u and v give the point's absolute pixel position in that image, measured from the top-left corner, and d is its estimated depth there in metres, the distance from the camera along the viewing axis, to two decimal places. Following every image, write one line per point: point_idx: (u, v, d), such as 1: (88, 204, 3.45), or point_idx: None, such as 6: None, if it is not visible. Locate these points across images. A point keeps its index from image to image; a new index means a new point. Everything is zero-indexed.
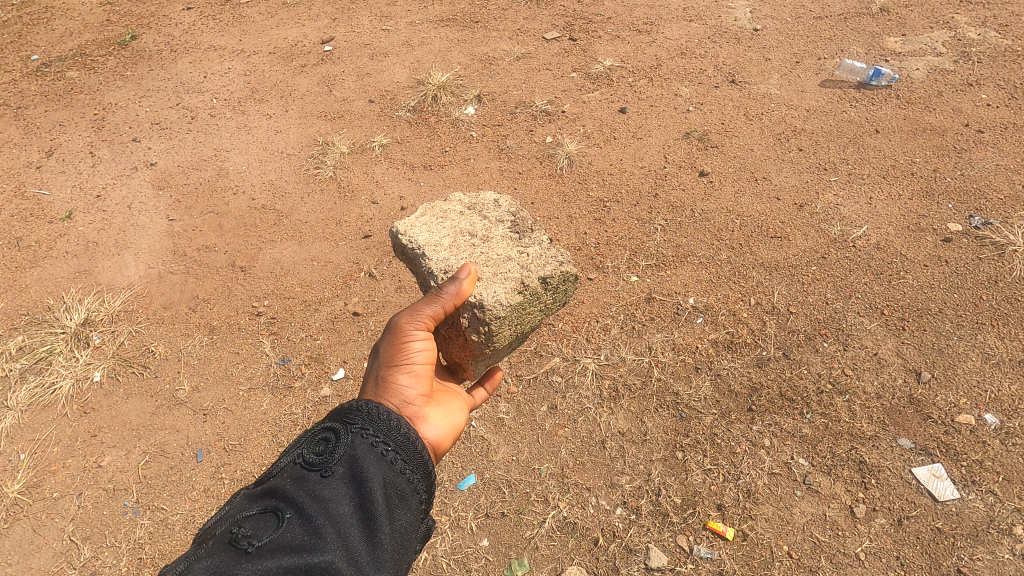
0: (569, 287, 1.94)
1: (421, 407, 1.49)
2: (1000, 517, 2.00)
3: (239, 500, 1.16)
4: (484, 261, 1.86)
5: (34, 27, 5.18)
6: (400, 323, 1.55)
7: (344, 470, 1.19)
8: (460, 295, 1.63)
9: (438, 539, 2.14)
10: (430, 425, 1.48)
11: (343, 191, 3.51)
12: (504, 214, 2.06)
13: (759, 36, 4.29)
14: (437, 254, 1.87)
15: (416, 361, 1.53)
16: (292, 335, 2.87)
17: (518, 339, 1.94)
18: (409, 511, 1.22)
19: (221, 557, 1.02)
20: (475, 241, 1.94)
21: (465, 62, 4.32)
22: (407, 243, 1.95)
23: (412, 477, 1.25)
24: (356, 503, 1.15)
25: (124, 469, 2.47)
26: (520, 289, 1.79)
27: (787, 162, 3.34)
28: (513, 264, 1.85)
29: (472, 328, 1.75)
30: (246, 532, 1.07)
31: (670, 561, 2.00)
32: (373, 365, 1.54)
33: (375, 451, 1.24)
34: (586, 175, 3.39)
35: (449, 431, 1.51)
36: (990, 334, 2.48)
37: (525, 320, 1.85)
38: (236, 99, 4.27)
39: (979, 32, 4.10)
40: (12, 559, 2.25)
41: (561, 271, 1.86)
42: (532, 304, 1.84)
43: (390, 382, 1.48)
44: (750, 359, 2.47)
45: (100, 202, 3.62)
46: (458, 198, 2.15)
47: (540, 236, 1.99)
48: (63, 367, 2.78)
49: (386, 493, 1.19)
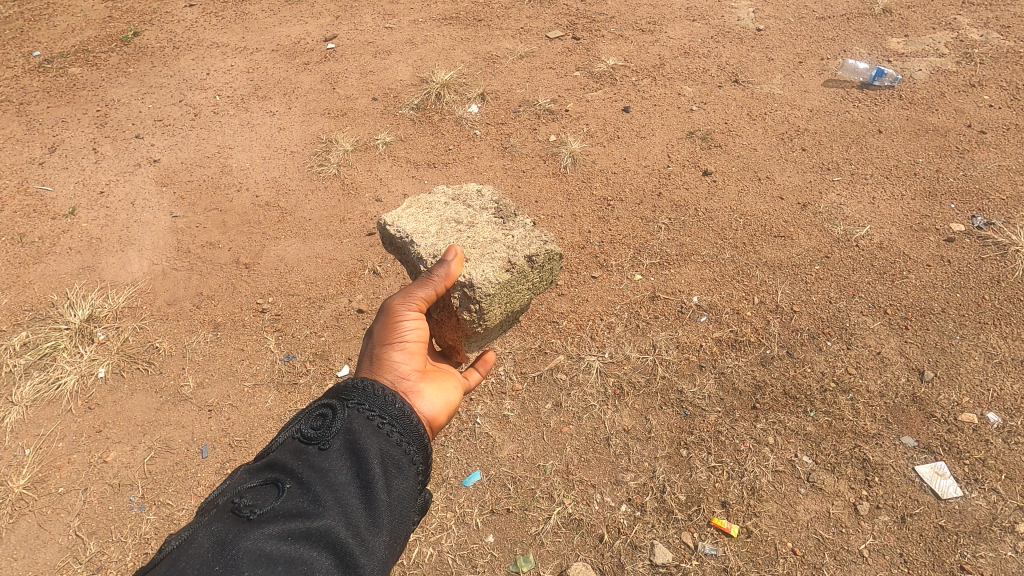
0: (554, 265, 2.02)
1: (415, 381, 1.45)
2: (1002, 515, 2.01)
3: (240, 472, 1.17)
4: (471, 244, 1.91)
5: (35, 23, 5.18)
6: (392, 304, 1.58)
7: (342, 443, 1.20)
8: (449, 277, 1.66)
9: (443, 534, 2.16)
10: (425, 400, 1.44)
11: (348, 188, 3.52)
12: (487, 201, 2.10)
13: (762, 36, 4.30)
14: (425, 241, 1.90)
15: (408, 339, 1.52)
16: (297, 331, 2.88)
17: (508, 319, 1.99)
18: (406, 481, 1.23)
19: (224, 524, 1.03)
20: (461, 227, 1.98)
21: (468, 60, 4.33)
22: (395, 233, 1.97)
23: (409, 449, 1.26)
24: (354, 472, 1.16)
25: (129, 465, 2.48)
26: (506, 268, 1.86)
27: (790, 162, 3.35)
28: (499, 246, 1.91)
29: (463, 307, 1.79)
30: (246, 501, 1.08)
31: (675, 558, 2.01)
32: (367, 345, 1.53)
33: (371, 423, 1.25)
34: (590, 174, 3.40)
35: (445, 407, 1.47)
36: (992, 333, 2.50)
37: (514, 299, 1.91)
38: (239, 96, 4.27)
39: (981, 33, 4.11)
40: (18, 554, 2.26)
41: (545, 250, 1.93)
42: (520, 282, 1.90)
43: (384, 359, 1.47)
44: (754, 358, 2.49)
45: (103, 199, 3.62)
46: (441, 189, 2.18)
47: (523, 219, 2.04)
48: (67, 363, 2.79)
49: (383, 463, 1.20)
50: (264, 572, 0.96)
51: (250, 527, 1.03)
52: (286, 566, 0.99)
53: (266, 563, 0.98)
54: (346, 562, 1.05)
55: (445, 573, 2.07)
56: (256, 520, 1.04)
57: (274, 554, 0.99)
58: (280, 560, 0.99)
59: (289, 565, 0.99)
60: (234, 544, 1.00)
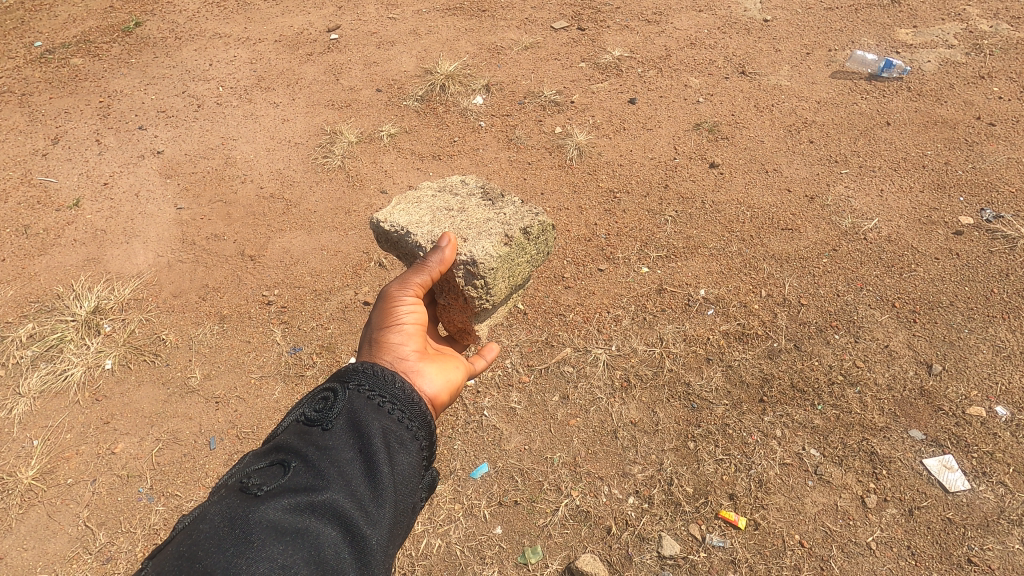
0: (548, 236, 2.02)
1: (415, 361, 1.44)
2: (1011, 508, 2.02)
3: (247, 454, 1.17)
4: (466, 226, 1.89)
5: (36, 13, 5.15)
6: (390, 292, 1.59)
7: (344, 422, 1.20)
8: (445, 262, 1.66)
9: (451, 526, 2.17)
10: (427, 379, 1.41)
11: (353, 180, 3.51)
12: (473, 188, 2.09)
13: (769, 27, 4.27)
14: (422, 230, 1.88)
15: (405, 322, 1.53)
16: (303, 324, 2.88)
17: (509, 294, 2.02)
18: (410, 456, 1.22)
19: (232, 499, 1.04)
20: (453, 214, 1.96)
21: (473, 51, 4.30)
22: (390, 228, 1.94)
23: (410, 425, 1.26)
24: (358, 450, 1.16)
25: (138, 456, 2.49)
26: (504, 242, 1.85)
27: (798, 154, 3.33)
28: (493, 223, 1.90)
29: (469, 284, 1.79)
30: (254, 480, 1.08)
31: (682, 549, 2.02)
32: (367, 332, 1.54)
33: (372, 403, 1.24)
34: (596, 166, 3.38)
35: (446, 386, 1.45)
36: (1001, 327, 2.49)
37: (515, 272, 1.91)
38: (242, 88, 4.25)
39: (990, 24, 4.08)
40: (28, 544, 2.27)
41: (538, 221, 1.93)
42: (519, 255, 1.90)
43: (384, 343, 1.47)
44: (761, 351, 2.48)
45: (108, 190, 3.61)
46: (426, 184, 2.15)
47: (511, 198, 2.03)
48: (74, 354, 2.79)
49: (385, 439, 1.20)
50: (273, 541, 0.98)
51: (258, 501, 1.04)
52: (293, 535, 1.00)
53: (275, 532, 0.99)
54: (352, 533, 1.06)
55: (454, 565, 2.08)
56: (264, 496, 1.05)
57: (281, 524, 1.01)
58: (289, 530, 1.00)
59: (296, 535, 1.01)
60: (243, 519, 1.00)
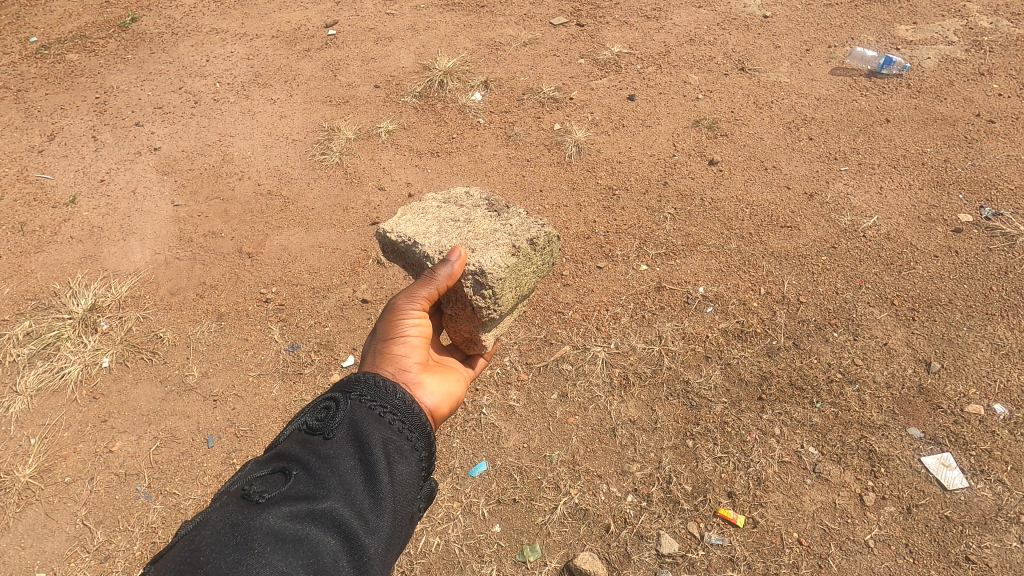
0: (554, 247, 2.00)
1: (417, 373, 1.48)
2: (1008, 506, 2.02)
3: (249, 462, 1.17)
4: (473, 237, 1.88)
5: (32, 8, 5.11)
6: (395, 303, 1.60)
7: (345, 432, 1.19)
8: (453, 276, 1.65)
9: (450, 524, 2.16)
10: (427, 391, 1.46)
11: (351, 176, 3.49)
12: (478, 200, 2.07)
13: (769, 24, 4.25)
14: (429, 241, 1.85)
15: (409, 334, 1.56)
16: (301, 321, 2.87)
17: (516, 303, 1.99)
18: (409, 467, 1.21)
19: (233, 506, 1.05)
20: (460, 224, 1.95)
21: (471, 47, 4.28)
22: (397, 239, 1.90)
23: (410, 436, 1.25)
24: (358, 460, 1.16)
25: (135, 454, 2.48)
26: (511, 254, 1.83)
27: (797, 151, 3.32)
28: (501, 234, 1.88)
29: (476, 294, 1.77)
30: (256, 487, 1.08)
31: (681, 547, 2.02)
32: (371, 343, 1.57)
33: (373, 413, 1.24)
34: (595, 163, 3.37)
35: (446, 398, 1.50)
36: (999, 325, 2.49)
37: (521, 282, 1.89)
38: (240, 83, 4.23)
39: (990, 21, 4.08)
40: (25, 543, 2.27)
41: (545, 232, 1.91)
42: (526, 265, 1.88)
43: (388, 353, 1.51)
44: (760, 349, 2.48)
45: (104, 187, 3.59)
46: (431, 196, 2.13)
47: (517, 209, 2.01)
48: (71, 352, 2.78)
49: (385, 450, 1.19)
50: (273, 549, 0.98)
51: (260, 509, 1.04)
52: (294, 543, 1.00)
53: (276, 539, 0.99)
54: (351, 542, 1.06)
55: (453, 564, 2.08)
56: (266, 504, 1.05)
57: (281, 532, 1.01)
58: (289, 538, 1.00)
59: (297, 542, 1.00)
60: (243, 529, 1.00)
